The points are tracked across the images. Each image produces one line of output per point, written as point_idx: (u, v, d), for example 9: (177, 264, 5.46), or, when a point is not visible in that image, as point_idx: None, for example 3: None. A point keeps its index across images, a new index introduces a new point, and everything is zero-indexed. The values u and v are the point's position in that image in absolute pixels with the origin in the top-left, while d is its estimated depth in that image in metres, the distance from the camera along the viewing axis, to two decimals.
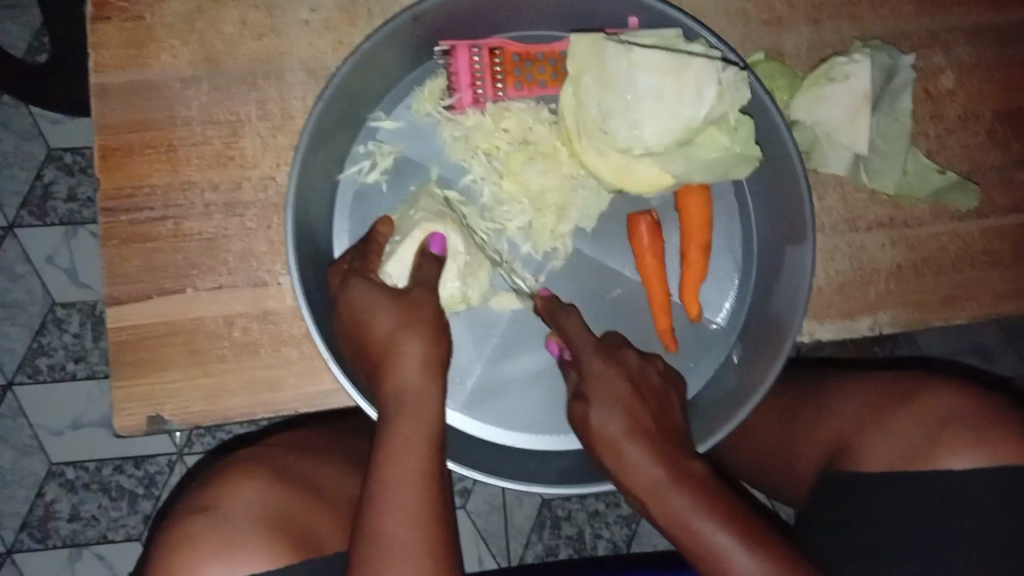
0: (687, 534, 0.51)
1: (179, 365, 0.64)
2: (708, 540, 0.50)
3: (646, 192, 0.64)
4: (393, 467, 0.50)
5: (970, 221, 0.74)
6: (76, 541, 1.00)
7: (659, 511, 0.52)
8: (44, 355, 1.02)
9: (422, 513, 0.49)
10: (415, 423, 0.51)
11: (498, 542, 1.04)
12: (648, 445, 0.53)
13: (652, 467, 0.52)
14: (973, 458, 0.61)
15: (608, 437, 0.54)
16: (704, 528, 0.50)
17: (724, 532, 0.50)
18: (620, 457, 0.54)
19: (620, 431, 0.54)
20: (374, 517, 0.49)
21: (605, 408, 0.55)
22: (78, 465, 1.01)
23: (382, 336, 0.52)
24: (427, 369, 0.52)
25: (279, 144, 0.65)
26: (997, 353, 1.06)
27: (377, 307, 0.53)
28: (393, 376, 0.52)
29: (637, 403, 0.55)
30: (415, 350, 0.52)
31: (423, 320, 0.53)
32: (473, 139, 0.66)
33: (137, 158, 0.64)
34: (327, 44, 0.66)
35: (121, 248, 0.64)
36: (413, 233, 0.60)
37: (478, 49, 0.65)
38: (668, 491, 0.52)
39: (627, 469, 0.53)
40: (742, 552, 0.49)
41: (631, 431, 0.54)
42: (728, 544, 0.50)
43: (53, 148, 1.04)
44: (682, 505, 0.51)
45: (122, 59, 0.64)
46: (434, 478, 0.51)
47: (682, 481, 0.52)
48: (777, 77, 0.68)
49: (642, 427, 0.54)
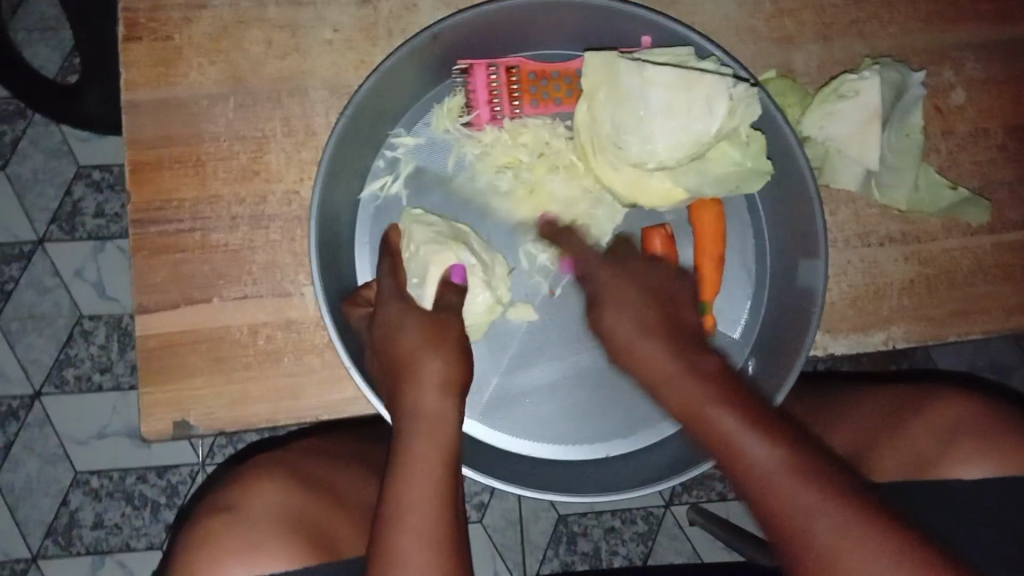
0: (703, 430, 0.51)
1: (204, 372, 0.65)
2: (745, 453, 0.49)
3: (660, 206, 0.66)
4: (407, 486, 0.51)
5: (981, 235, 0.74)
6: (99, 549, 1.02)
7: (682, 411, 0.53)
8: (70, 365, 1.04)
9: (435, 532, 0.49)
10: (432, 440, 0.52)
11: (515, 555, 1.05)
12: (666, 340, 0.56)
13: (674, 367, 0.54)
14: (986, 464, 0.63)
15: (628, 333, 0.58)
16: (740, 435, 0.49)
17: (730, 418, 0.50)
18: (640, 346, 0.57)
19: (636, 329, 0.58)
20: (388, 534, 0.50)
21: (625, 309, 0.59)
22: (102, 474, 1.03)
23: (407, 353, 0.55)
24: (444, 385, 0.54)
25: (303, 159, 0.67)
26: (1014, 370, 1.06)
27: (408, 325, 0.57)
28: (413, 395, 0.54)
29: (660, 311, 0.59)
30: (434, 366, 0.54)
31: (445, 343, 0.56)
32: (492, 155, 0.68)
33: (166, 172, 0.66)
34: (349, 62, 0.68)
35: (149, 259, 0.66)
36: (431, 273, 0.61)
37: (495, 67, 0.67)
38: (692, 388, 0.53)
39: (650, 371, 0.56)
40: (755, 437, 0.49)
41: (648, 329, 0.57)
42: (733, 426, 0.50)
43: (82, 166, 1.06)
44: (697, 393, 0.52)
45: (153, 78, 0.66)
46: (449, 500, 0.51)
47: (700, 376, 0.53)
48: (788, 94, 0.71)
49: (660, 329, 0.57)
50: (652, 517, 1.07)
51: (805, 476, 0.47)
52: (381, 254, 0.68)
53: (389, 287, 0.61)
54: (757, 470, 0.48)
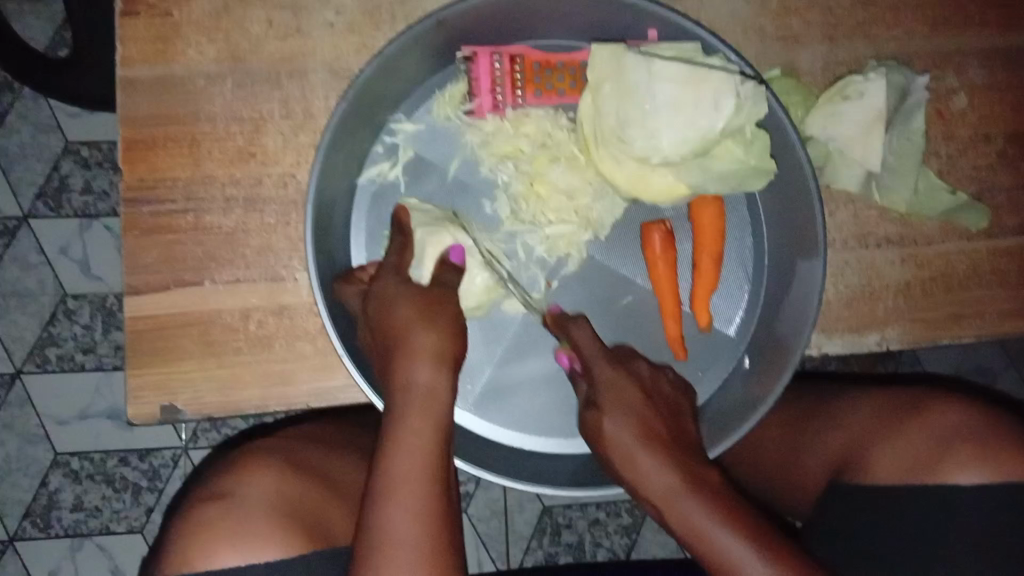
0: (699, 545, 0.52)
1: (194, 356, 0.64)
2: (722, 550, 0.51)
3: (661, 201, 0.65)
4: (399, 461, 0.50)
5: (978, 241, 0.74)
6: (78, 531, 1.01)
7: (671, 520, 0.54)
8: (53, 344, 1.03)
9: (425, 509, 0.50)
10: (426, 416, 0.52)
11: (499, 546, 1.04)
12: (661, 454, 0.55)
13: (664, 472, 0.54)
14: (981, 472, 0.62)
15: (623, 447, 0.56)
16: (709, 526, 0.52)
17: (727, 534, 0.51)
18: (634, 463, 0.55)
19: (632, 438, 0.56)
20: (379, 510, 0.50)
21: (616, 418, 0.57)
22: (83, 456, 1.02)
23: (398, 325, 0.53)
24: (437, 359, 0.53)
25: (301, 143, 0.66)
26: (1000, 374, 1.07)
27: (400, 300, 0.55)
28: (405, 367, 0.52)
29: (648, 418, 0.57)
30: (426, 341, 0.53)
31: (442, 320, 0.54)
32: (492, 144, 0.67)
33: (159, 151, 0.65)
34: (350, 46, 0.67)
35: (141, 239, 0.65)
36: (427, 253, 0.61)
37: (499, 56, 0.66)
38: (679, 494, 0.53)
39: (642, 479, 0.55)
40: (761, 565, 0.50)
41: (644, 440, 0.55)
42: (728, 539, 0.51)
43: (70, 142, 1.04)
44: (694, 508, 0.52)
45: (149, 54, 0.65)
46: (440, 476, 0.51)
47: (693, 488, 0.53)
48: (792, 93, 0.70)
49: (658, 442, 0.56)
50: (637, 510, 1.07)
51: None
52: (376, 241, 0.67)
53: (390, 263, 0.59)
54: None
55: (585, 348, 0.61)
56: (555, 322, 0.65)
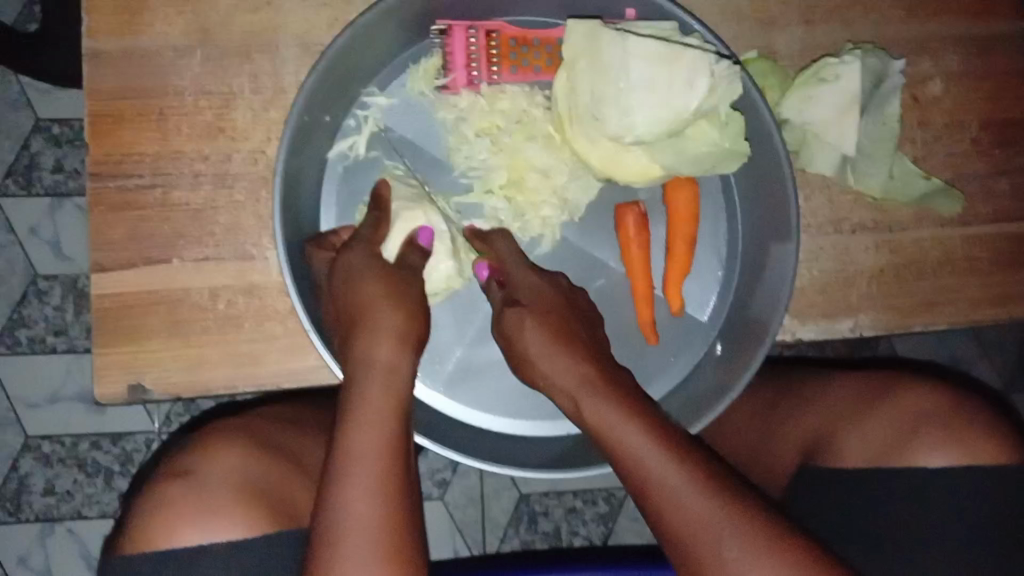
0: (608, 441, 0.50)
1: (160, 334, 0.63)
2: (625, 443, 0.49)
3: (636, 181, 0.65)
4: (359, 434, 0.50)
5: (953, 227, 0.75)
6: (49, 516, 1.00)
7: (583, 419, 0.52)
8: (23, 326, 1.01)
9: (384, 480, 0.49)
10: (385, 390, 0.51)
11: (475, 533, 1.04)
12: (576, 348, 0.54)
13: (577, 367, 0.53)
14: (948, 454, 0.62)
15: (533, 350, 0.55)
16: (620, 424, 0.50)
17: (643, 438, 0.49)
18: (547, 359, 0.54)
19: (548, 346, 0.54)
20: (336, 484, 0.49)
21: (530, 319, 0.56)
22: (54, 440, 1.01)
23: (365, 301, 0.53)
24: (402, 339, 0.53)
25: (271, 118, 0.65)
26: (972, 365, 1.07)
27: (366, 276, 0.54)
28: (368, 342, 0.52)
29: (566, 326, 0.56)
30: (391, 319, 0.52)
31: (407, 298, 0.54)
32: (468, 121, 0.66)
33: (127, 125, 0.64)
34: (323, 21, 0.66)
35: (107, 215, 0.64)
36: (398, 224, 0.61)
37: (474, 30, 0.65)
38: (595, 394, 0.51)
39: (551, 376, 0.54)
40: (666, 462, 0.48)
41: (560, 346, 0.54)
42: (633, 435, 0.49)
43: (40, 120, 1.03)
44: (601, 403, 0.51)
45: (117, 26, 0.64)
46: (398, 455, 0.50)
47: (603, 383, 0.52)
48: (768, 75, 0.69)
49: (568, 341, 0.54)
50: (613, 498, 1.07)
51: (709, 487, 0.47)
52: (348, 214, 0.66)
53: (362, 237, 0.58)
54: (663, 492, 0.47)
55: (512, 269, 0.61)
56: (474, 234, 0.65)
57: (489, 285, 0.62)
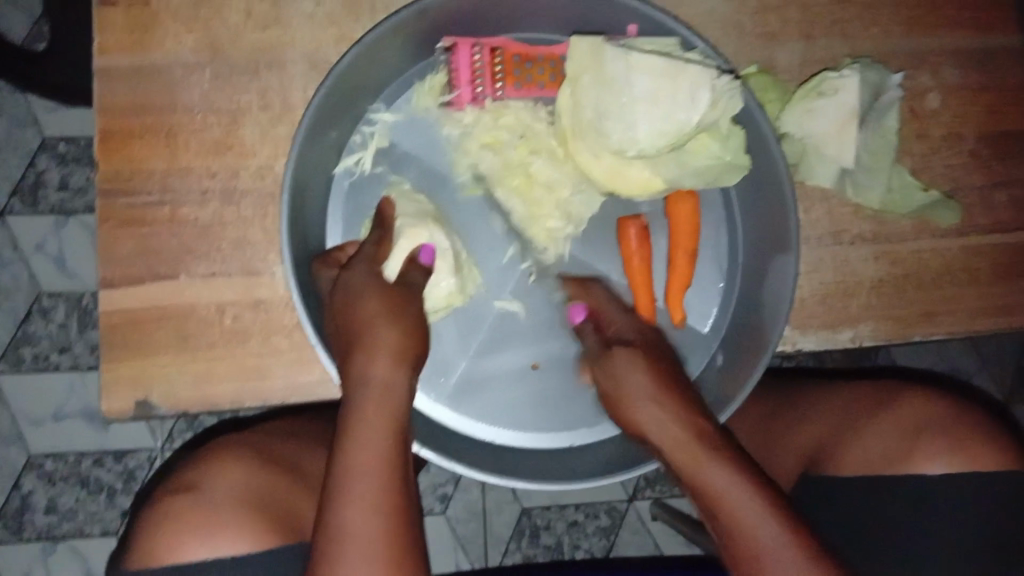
0: (702, 486, 0.53)
1: (169, 348, 0.64)
2: (715, 487, 0.52)
3: (638, 195, 0.66)
4: (357, 453, 0.50)
5: (951, 238, 0.75)
6: (51, 533, 1.00)
7: (676, 464, 0.55)
8: (27, 343, 1.02)
9: (381, 499, 0.49)
10: (381, 409, 0.52)
11: (477, 547, 1.04)
12: (673, 402, 0.57)
13: (676, 425, 0.56)
14: (950, 462, 0.63)
15: (636, 391, 0.59)
16: (711, 464, 0.53)
17: (733, 480, 0.52)
18: (644, 404, 0.58)
19: (646, 388, 0.58)
20: (335, 504, 0.49)
21: (630, 361, 0.61)
22: (57, 457, 1.01)
23: (365, 318, 0.54)
24: (399, 355, 0.53)
25: (278, 135, 0.66)
26: (972, 376, 1.08)
27: (367, 292, 0.55)
28: (363, 360, 0.52)
29: (673, 379, 0.60)
30: (389, 337, 0.53)
31: (404, 316, 0.55)
32: (473, 135, 0.67)
33: (136, 142, 0.65)
34: (330, 39, 0.67)
35: (116, 231, 0.64)
36: (400, 241, 0.61)
37: (479, 47, 0.66)
38: (688, 443, 0.55)
39: (648, 424, 0.58)
40: (762, 512, 0.51)
41: (655, 392, 0.58)
42: (727, 482, 0.52)
43: (47, 138, 1.03)
44: (699, 446, 0.54)
45: (127, 44, 0.65)
46: (396, 472, 0.51)
47: (703, 436, 0.55)
48: (768, 90, 0.70)
49: (670, 390, 0.58)
50: (615, 511, 1.07)
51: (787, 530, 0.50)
52: (353, 229, 0.67)
53: (369, 250, 0.59)
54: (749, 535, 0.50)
55: (612, 316, 0.65)
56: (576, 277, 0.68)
57: (582, 329, 0.66)
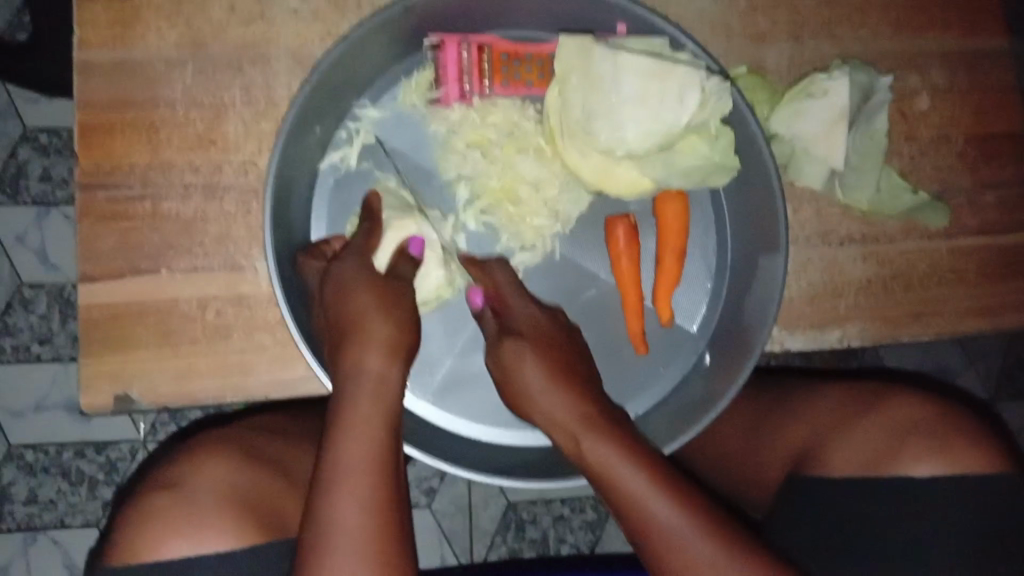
0: (603, 477, 0.53)
1: (149, 345, 0.63)
2: (619, 480, 0.52)
3: (626, 194, 0.65)
4: (349, 448, 0.50)
5: (939, 239, 0.75)
6: (31, 525, 0.99)
7: (582, 456, 0.53)
8: (7, 335, 1.00)
9: (373, 494, 0.49)
10: (376, 403, 0.51)
11: (462, 542, 1.04)
12: (570, 389, 0.54)
13: (572, 410, 0.54)
14: (937, 464, 0.63)
15: (532, 388, 0.55)
16: (612, 458, 0.52)
17: (637, 475, 0.52)
18: (547, 397, 0.54)
19: (547, 378, 0.54)
20: (325, 497, 0.49)
21: (531, 352, 0.55)
22: (38, 448, 1.00)
23: (355, 310, 0.52)
24: (391, 347, 0.52)
25: (262, 130, 0.65)
26: (958, 375, 1.08)
27: (358, 285, 0.53)
28: (357, 352, 0.52)
29: (566, 361, 0.56)
30: (383, 330, 0.52)
31: (398, 306, 0.53)
32: (460, 132, 0.67)
33: (117, 136, 0.64)
34: (315, 33, 0.66)
35: (96, 226, 0.63)
36: (388, 235, 0.61)
37: (467, 45, 0.65)
38: (586, 430, 0.53)
39: (551, 416, 0.54)
40: (664, 501, 0.51)
41: (555, 379, 0.54)
42: (628, 473, 0.52)
43: (28, 128, 1.02)
44: (599, 442, 0.53)
45: (108, 37, 0.64)
46: (389, 467, 0.50)
47: (601, 420, 0.54)
48: (757, 90, 0.70)
49: (567, 377, 0.55)
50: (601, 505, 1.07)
51: (698, 529, 0.51)
52: (338, 226, 0.66)
53: (354, 247, 0.58)
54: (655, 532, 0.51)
55: (506, 290, 0.61)
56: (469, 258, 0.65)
57: (483, 315, 0.62)
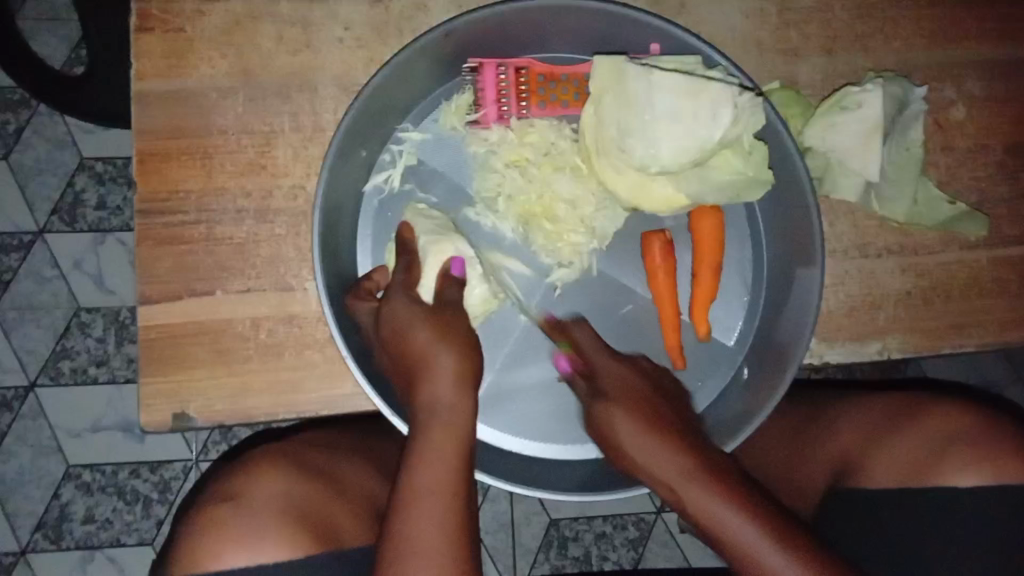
0: (716, 534, 0.54)
1: (205, 363, 0.66)
2: (731, 535, 0.53)
3: (661, 211, 0.67)
4: (422, 472, 0.52)
5: (979, 250, 0.75)
6: (88, 543, 1.02)
7: (686, 508, 0.55)
8: (66, 358, 1.04)
9: (448, 516, 0.50)
10: (446, 431, 0.53)
11: (506, 559, 1.05)
12: (668, 440, 0.57)
13: (674, 462, 0.55)
14: (979, 474, 0.63)
15: (625, 440, 0.58)
16: (716, 508, 0.53)
17: (747, 526, 0.52)
18: (640, 450, 0.57)
19: (638, 433, 0.58)
20: (398, 518, 0.51)
21: (621, 412, 0.59)
22: (95, 468, 1.03)
23: (419, 348, 0.55)
24: (460, 379, 0.55)
25: (310, 155, 0.68)
26: (1005, 389, 1.07)
27: (416, 317, 0.56)
28: (426, 386, 0.54)
29: (657, 415, 0.59)
30: (448, 362, 0.55)
31: (458, 338, 0.56)
32: (499, 153, 0.69)
33: (173, 164, 0.67)
34: (359, 61, 0.69)
35: (154, 249, 0.66)
36: (428, 259, 0.63)
37: (505, 67, 0.68)
38: (688, 481, 0.55)
39: (651, 470, 0.56)
40: (773, 549, 0.52)
41: (646, 431, 0.57)
42: (732, 522, 0.53)
43: (85, 158, 1.06)
44: (705, 496, 0.54)
45: (163, 69, 0.67)
46: (460, 489, 0.52)
47: (705, 475, 0.55)
48: (790, 105, 0.71)
49: (661, 431, 0.57)
50: (643, 522, 1.08)
51: None
52: (381, 247, 0.69)
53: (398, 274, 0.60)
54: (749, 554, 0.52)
55: (591, 353, 0.65)
56: (551, 326, 0.68)
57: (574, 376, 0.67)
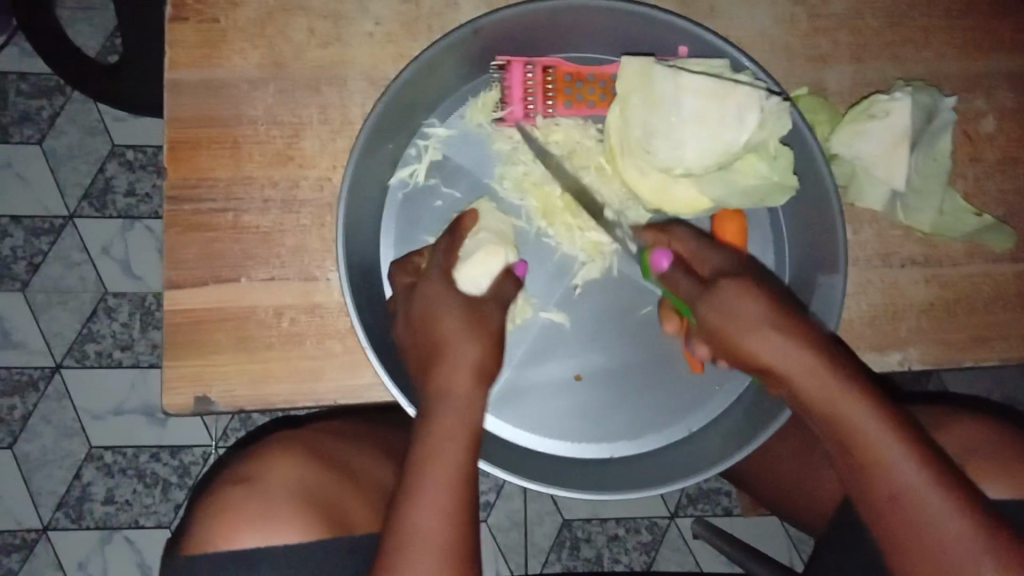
0: (849, 431, 0.52)
1: (227, 350, 0.67)
2: (867, 433, 0.52)
3: (684, 213, 0.67)
4: (434, 467, 0.52)
5: (1005, 262, 0.75)
6: (107, 523, 1.04)
7: (811, 401, 0.53)
8: (92, 341, 1.06)
9: (454, 510, 0.52)
10: (459, 425, 0.53)
11: (517, 557, 1.05)
12: (796, 331, 0.53)
13: (804, 354, 0.52)
14: (997, 488, 0.62)
15: (750, 328, 0.53)
16: (854, 408, 0.52)
17: (882, 428, 0.52)
18: (767, 342, 0.52)
19: (764, 318, 0.53)
20: (406, 509, 0.52)
21: (742, 294, 0.53)
22: (116, 450, 1.05)
23: (444, 335, 0.55)
24: (478, 372, 0.55)
25: (337, 147, 0.68)
26: None
27: (438, 302, 0.57)
28: (444, 375, 0.54)
29: (781, 303, 0.54)
30: (470, 353, 0.54)
31: (485, 330, 0.56)
32: (523, 150, 0.69)
33: (202, 152, 0.68)
34: (388, 56, 0.69)
35: (181, 236, 0.67)
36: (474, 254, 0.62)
37: (532, 66, 0.68)
38: (823, 375, 0.52)
39: (772, 358, 0.53)
40: (904, 454, 0.52)
41: (773, 320, 0.53)
42: (911, 469, 0.52)
43: (116, 145, 1.08)
44: (841, 391, 0.52)
45: (195, 59, 0.68)
46: (467, 484, 0.53)
47: (841, 373, 0.52)
48: (818, 111, 0.71)
49: (788, 320, 0.53)
50: (656, 527, 1.07)
51: (953, 494, 0.51)
52: (405, 241, 0.69)
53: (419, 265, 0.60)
54: (920, 497, 0.51)
55: (694, 246, 0.61)
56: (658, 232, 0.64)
57: (671, 275, 0.59)
